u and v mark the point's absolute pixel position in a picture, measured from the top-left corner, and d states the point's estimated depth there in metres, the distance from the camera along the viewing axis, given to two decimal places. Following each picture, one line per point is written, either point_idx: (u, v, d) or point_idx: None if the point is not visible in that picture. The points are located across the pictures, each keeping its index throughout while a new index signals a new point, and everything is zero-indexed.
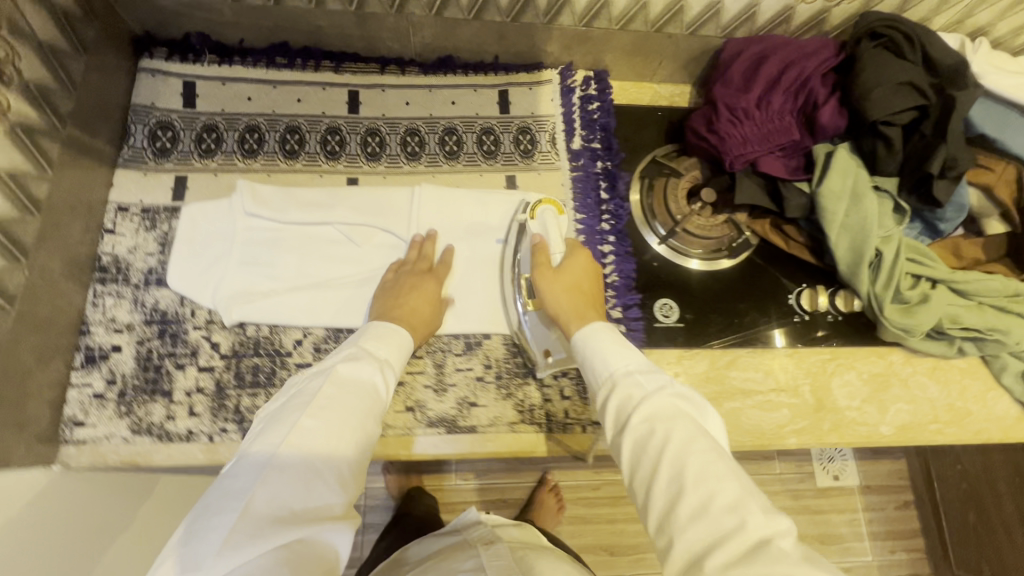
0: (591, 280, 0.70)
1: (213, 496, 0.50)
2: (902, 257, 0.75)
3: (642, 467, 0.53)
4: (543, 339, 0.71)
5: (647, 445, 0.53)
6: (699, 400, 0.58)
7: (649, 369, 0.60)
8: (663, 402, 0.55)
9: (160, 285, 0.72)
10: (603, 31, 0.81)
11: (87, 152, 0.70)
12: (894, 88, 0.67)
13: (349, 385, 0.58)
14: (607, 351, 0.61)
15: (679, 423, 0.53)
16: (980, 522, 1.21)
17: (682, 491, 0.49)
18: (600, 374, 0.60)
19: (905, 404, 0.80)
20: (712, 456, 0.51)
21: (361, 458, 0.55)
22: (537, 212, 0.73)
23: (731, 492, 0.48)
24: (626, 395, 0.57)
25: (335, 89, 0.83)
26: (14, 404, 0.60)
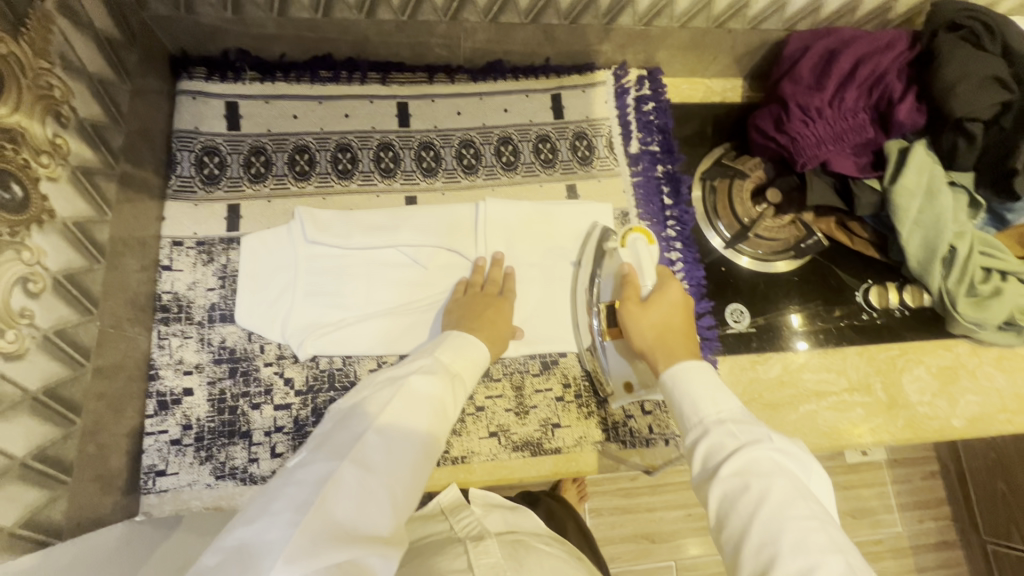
0: (681, 315, 0.64)
1: (261, 508, 0.45)
2: (976, 252, 0.74)
3: (727, 523, 0.45)
4: (623, 370, 0.69)
5: (739, 500, 0.45)
6: (801, 454, 0.48)
7: (746, 419, 0.50)
8: (758, 454, 0.46)
9: (225, 321, 0.69)
10: (662, 29, 0.78)
11: (137, 186, 0.66)
12: (980, 83, 0.65)
13: (418, 399, 0.55)
14: (700, 397, 0.53)
15: (777, 480, 0.45)
16: (1011, 490, 1.24)
17: (774, 558, 0.41)
18: (689, 420, 0.52)
19: (974, 395, 0.80)
20: (813, 522, 0.42)
21: (417, 482, 0.51)
22: (627, 241, 0.70)
23: (836, 569, 0.40)
24: (715, 444, 0.49)
25: (384, 102, 0.80)
26: (96, 459, 0.57)
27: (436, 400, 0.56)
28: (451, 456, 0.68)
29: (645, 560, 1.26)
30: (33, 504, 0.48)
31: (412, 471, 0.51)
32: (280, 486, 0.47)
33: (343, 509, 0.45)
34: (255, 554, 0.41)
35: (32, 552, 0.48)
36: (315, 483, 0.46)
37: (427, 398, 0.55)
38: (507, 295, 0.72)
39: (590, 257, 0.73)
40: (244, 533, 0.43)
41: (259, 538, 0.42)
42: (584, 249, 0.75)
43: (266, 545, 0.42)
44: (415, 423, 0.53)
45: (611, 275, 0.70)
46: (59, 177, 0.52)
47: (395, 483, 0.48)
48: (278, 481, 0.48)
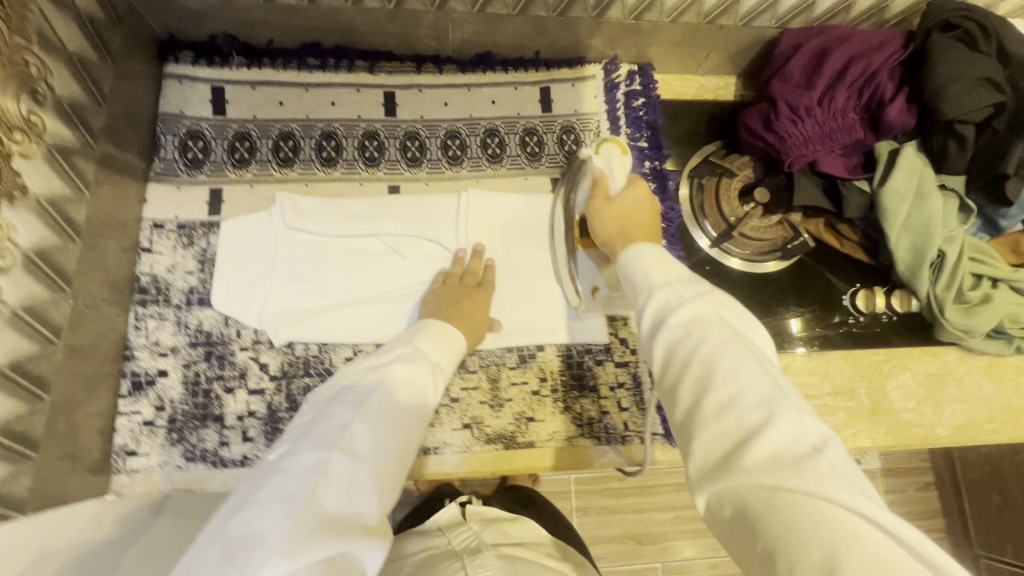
0: (646, 210, 0.61)
1: (246, 502, 0.43)
2: (965, 257, 0.73)
3: (668, 367, 0.44)
4: (590, 278, 0.68)
5: (679, 349, 0.44)
6: (744, 311, 0.47)
7: (692, 279, 0.49)
8: (703, 306, 0.45)
9: (203, 304, 0.69)
10: (652, 24, 0.77)
11: (119, 167, 0.66)
12: (972, 84, 0.64)
13: (400, 389, 0.55)
14: (650, 267, 0.51)
15: (715, 327, 0.43)
16: (1005, 505, 1.20)
17: (708, 390, 0.41)
18: (638, 288, 0.51)
19: (960, 404, 0.79)
20: (748, 356, 0.41)
21: (401, 470, 0.51)
22: (601, 149, 0.67)
23: (764, 392, 0.39)
24: (661, 302, 0.47)
25: (371, 90, 0.79)
26: (66, 437, 0.57)
27: (418, 390, 0.56)
28: (424, 447, 0.68)
29: (630, 561, 1.25)
30: None
31: (396, 460, 0.50)
32: (266, 478, 0.45)
33: (334, 500, 0.44)
34: (244, 548, 0.40)
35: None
36: (304, 474, 0.44)
37: (409, 388, 0.55)
38: (485, 286, 0.71)
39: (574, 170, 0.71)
40: (230, 526, 0.42)
41: (246, 531, 0.41)
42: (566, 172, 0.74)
43: (256, 538, 0.40)
44: (399, 413, 0.53)
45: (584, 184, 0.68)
46: (34, 154, 0.53)
47: (381, 473, 0.48)
48: (262, 474, 0.46)
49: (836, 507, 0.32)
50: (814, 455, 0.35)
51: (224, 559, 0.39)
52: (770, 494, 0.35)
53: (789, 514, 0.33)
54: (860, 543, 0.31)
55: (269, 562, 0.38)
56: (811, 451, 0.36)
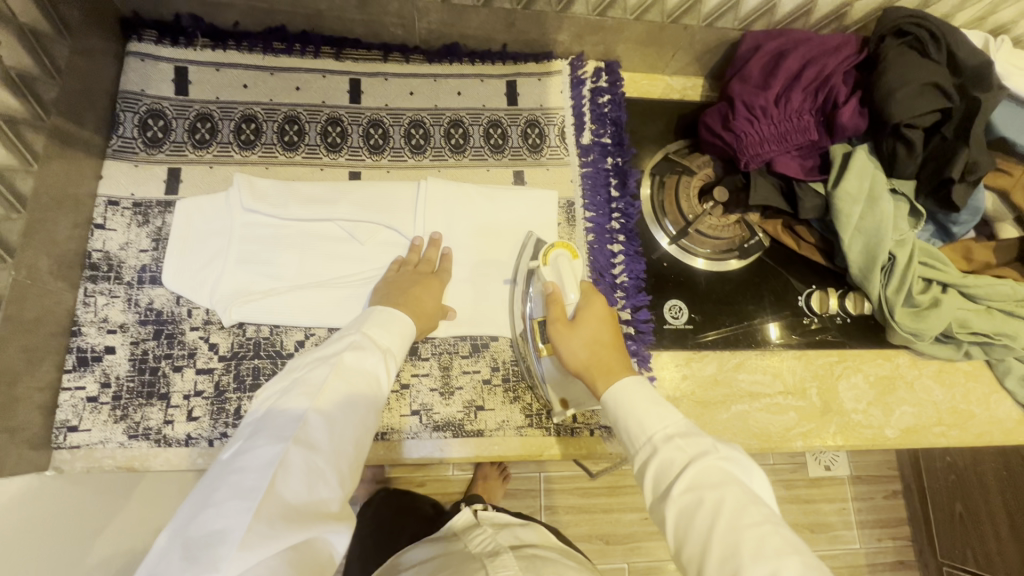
0: (610, 327, 0.64)
1: (204, 499, 0.45)
2: (916, 260, 0.74)
3: (689, 539, 0.46)
4: (556, 390, 0.68)
5: (695, 515, 0.46)
6: (744, 458, 0.50)
7: (690, 432, 0.52)
8: (707, 466, 0.48)
9: (155, 283, 0.69)
10: (617, 21, 0.78)
11: (74, 143, 0.66)
12: (919, 90, 0.65)
13: (354, 376, 0.55)
14: (642, 413, 0.54)
15: (728, 488, 0.46)
16: (967, 512, 1.22)
17: (737, 569, 0.42)
18: (637, 439, 0.53)
19: (910, 406, 0.80)
20: (768, 526, 0.43)
21: (359, 454, 0.52)
22: (549, 258, 0.68)
23: (795, 571, 0.40)
24: (665, 461, 0.50)
25: (336, 77, 0.80)
26: (4, 410, 0.57)
27: (371, 375, 0.57)
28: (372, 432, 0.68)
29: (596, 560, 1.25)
30: None
31: (353, 445, 0.52)
32: (223, 474, 0.47)
33: (294, 491, 0.46)
34: (205, 544, 0.42)
35: None
36: (260, 468, 0.46)
37: (362, 374, 0.56)
38: (440, 274, 0.72)
39: (521, 276, 0.73)
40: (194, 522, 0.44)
41: (206, 528, 0.43)
42: (517, 268, 0.74)
43: (217, 535, 0.43)
44: (353, 402, 0.53)
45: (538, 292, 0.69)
46: None
47: (340, 460, 0.50)
48: (218, 470, 0.48)
49: None
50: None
51: (193, 558, 0.41)
52: None
53: None
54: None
55: (233, 557, 0.41)
56: None
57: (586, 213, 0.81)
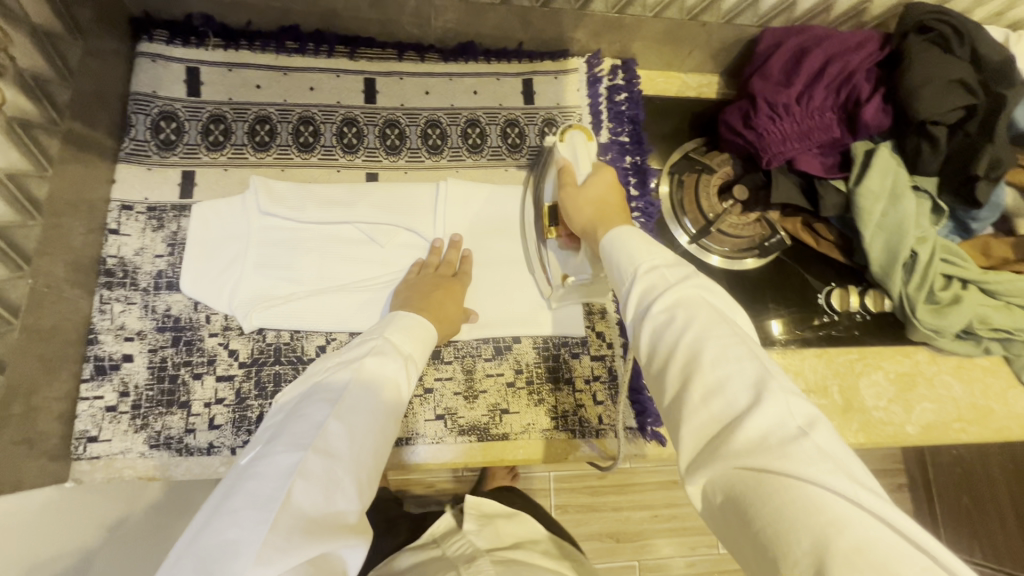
0: (618, 194, 0.61)
1: (219, 509, 0.42)
2: (937, 258, 0.74)
3: (655, 352, 0.44)
4: (561, 266, 0.68)
5: (665, 334, 0.44)
6: (728, 295, 0.47)
7: (674, 263, 0.49)
8: (686, 289, 0.45)
9: (172, 289, 0.68)
10: (636, 19, 0.77)
11: (87, 146, 0.65)
12: (944, 87, 0.65)
13: (374, 381, 0.53)
14: (631, 251, 0.51)
15: (700, 311, 0.43)
16: (974, 505, 1.23)
17: (695, 373, 0.41)
18: (625, 270, 0.50)
19: (930, 403, 0.80)
20: (732, 338, 0.41)
21: (378, 465, 0.49)
22: (566, 136, 0.67)
23: (751, 374, 0.39)
24: (647, 287, 0.47)
25: (351, 76, 0.78)
26: (24, 421, 0.55)
27: (391, 380, 0.54)
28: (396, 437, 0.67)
29: (608, 558, 1.25)
30: None
31: (373, 455, 0.49)
32: (239, 484, 0.44)
33: (311, 501, 0.42)
34: (219, 559, 0.39)
35: None
36: (278, 477, 0.43)
37: (384, 381, 0.54)
38: (461, 276, 0.71)
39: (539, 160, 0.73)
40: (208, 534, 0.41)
41: (220, 542, 0.40)
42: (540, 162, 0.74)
43: (231, 547, 0.39)
44: (375, 409, 0.51)
45: (552, 172, 0.68)
46: None
47: (360, 470, 0.47)
48: (235, 479, 0.45)
49: (824, 495, 0.33)
50: (796, 436, 0.35)
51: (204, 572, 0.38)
52: (759, 477, 0.34)
53: (775, 494, 0.33)
54: (844, 525, 0.31)
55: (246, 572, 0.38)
56: (798, 432, 0.35)
57: None
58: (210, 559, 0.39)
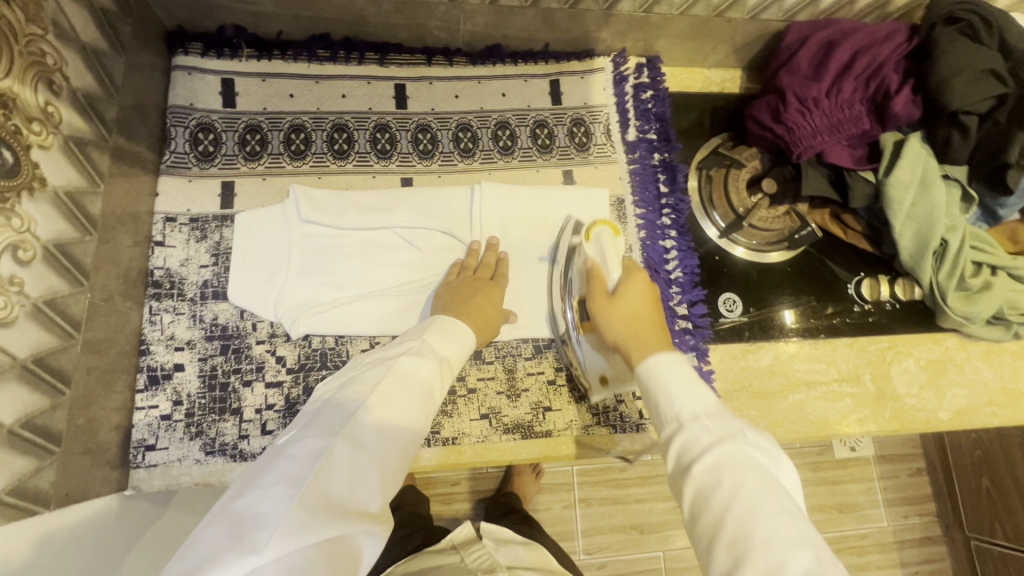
0: (650, 303, 0.63)
1: (252, 481, 0.45)
2: (967, 246, 0.74)
3: (701, 518, 0.45)
4: (596, 364, 0.69)
5: (711, 498, 0.44)
6: (772, 445, 0.49)
7: (719, 413, 0.50)
8: (732, 450, 0.46)
9: (218, 298, 0.69)
10: (662, 17, 0.77)
11: (131, 161, 0.66)
12: (976, 76, 0.65)
13: (410, 379, 0.54)
14: (676, 390, 0.52)
15: (750, 474, 0.44)
16: (995, 489, 1.22)
17: (746, 555, 0.41)
18: (665, 414, 0.51)
19: (961, 388, 0.81)
20: (783, 517, 0.42)
21: (403, 461, 0.51)
22: (592, 233, 0.69)
23: (808, 562, 0.39)
24: (689, 439, 0.48)
25: (381, 82, 0.79)
26: (85, 433, 0.57)
27: (426, 381, 0.56)
28: (441, 437, 0.68)
29: (633, 550, 1.26)
30: (20, 473, 0.48)
31: (399, 451, 0.51)
32: (272, 460, 0.46)
33: (335, 486, 0.45)
34: (250, 526, 0.41)
35: (12, 520, 0.47)
36: (307, 458, 0.45)
37: (418, 380, 0.55)
38: (498, 280, 0.71)
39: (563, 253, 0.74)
40: (239, 504, 0.43)
41: (253, 510, 0.42)
42: (558, 248, 0.75)
43: (259, 518, 0.41)
44: (406, 406, 0.53)
45: (579, 269, 0.70)
46: (51, 145, 0.52)
47: (385, 463, 0.49)
48: (269, 455, 0.47)
49: None
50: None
51: (232, 537, 0.40)
52: None
53: None
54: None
55: (271, 542, 0.40)
56: None
57: (637, 210, 0.81)
58: (241, 524, 0.41)
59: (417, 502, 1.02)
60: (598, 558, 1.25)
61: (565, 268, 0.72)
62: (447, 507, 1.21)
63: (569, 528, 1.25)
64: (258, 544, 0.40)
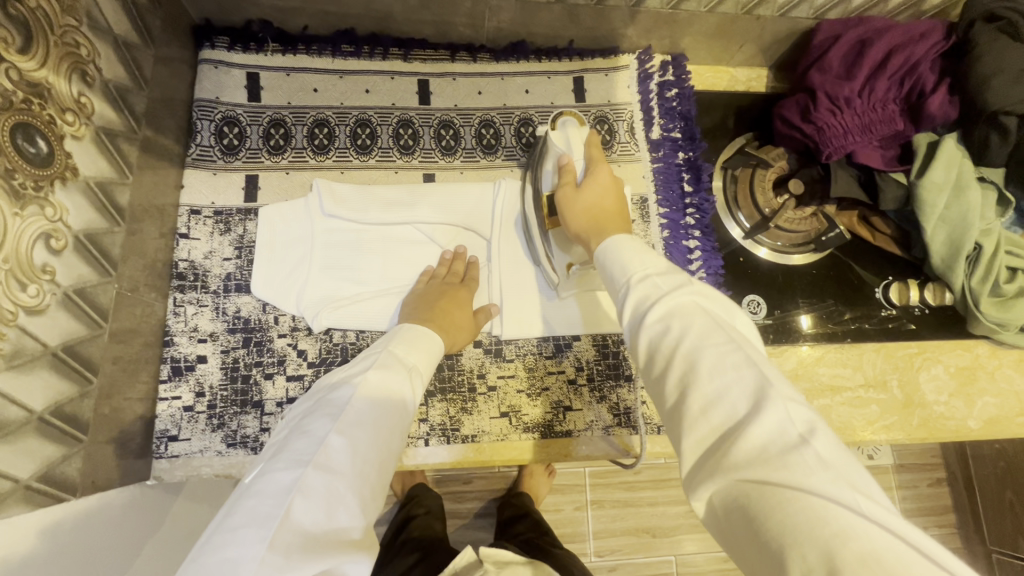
0: (614, 197, 0.62)
1: (218, 526, 0.41)
2: (1002, 250, 0.72)
3: (654, 363, 0.44)
4: (563, 254, 0.67)
5: (662, 343, 0.44)
6: (725, 297, 0.47)
7: (669, 271, 0.49)
8: (682, 301, 0.45)
9: (241, 291, 0.69)
10: (690, 14, 0.76)
11: (158, 152, 0.66)
12: (1017, 76, 0.63)
13: (379, 395, 0.52)
14: (626, 261, 0.51)
15: (697, 317, 0.43)
16: (1019, 501, 1.19)
17: (694, 384, 0.40)
18: (618, 281, 0.51)
19: (992, 397, 0.78)
20: (727, 345, 0.41)
21: (381, 482, 0.48)
22: (558, 122, 0.69)
23: (752, 380, 0.38)
24: (640, 297, 0.47)
25: (405, 78, 0.79)
26: (111, 422, 0.57)
27: (397, 395, 0.53)
28: (461, 434, 0.68)
29: (644, 554, 1.24)
30: (48, 459, 0.48)
31: (376, 472, 0.48)
32: (237, 502, 0.43)
33: (312, 519, 0.41)
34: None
35: (42, 505, 0.48)
36: (278, 494, 0.42)
37: (388, 396, 0.53)
38: (468, 283, 0.71)
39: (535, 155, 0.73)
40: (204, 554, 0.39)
41: (219, 560, 0.38)
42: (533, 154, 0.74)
43: (230, 565, 0.37)
44: (379, 424, 0.50)
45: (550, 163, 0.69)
46: (84, 136, 0.53)
47: (362, 486, 0.46)
48: (233, 497, 0.43)
49: (831, 503, 0.31)
50: (793, 442, 0.34)
51: None
52: (758, 487, 0.33)
53: (780, 508, 0.32)
54: (845, 530, 0.30)
55: None
56: (800, 441, 0.34)
57: (660, 209, 0.80)
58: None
59: (429, 501, 1.02)
60: (609, 561, 1.24)
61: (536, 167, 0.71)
62: (457, 506, 1.20)
63: (580, 530, 1.24)
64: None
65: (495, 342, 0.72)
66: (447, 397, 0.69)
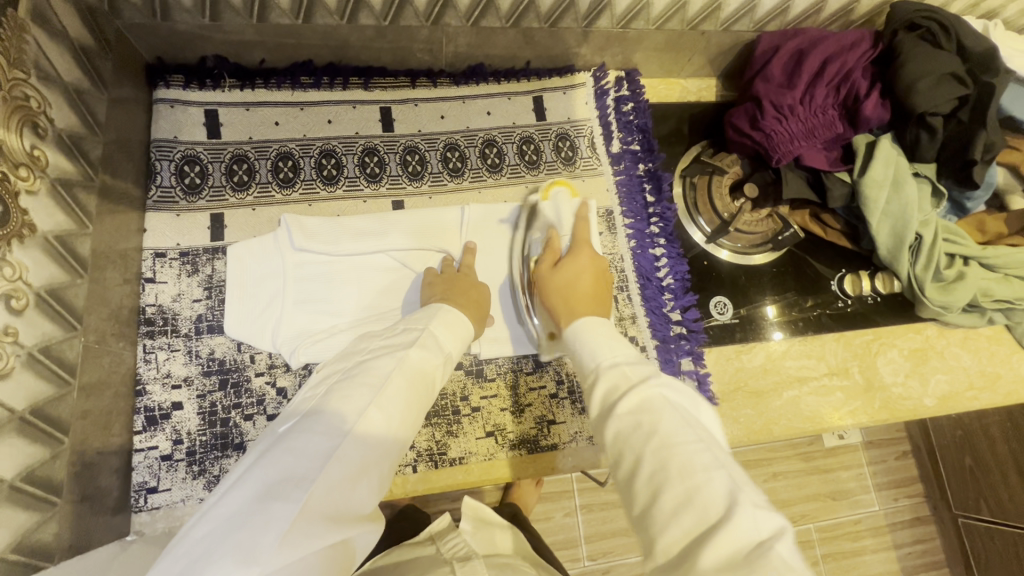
0: (589, 279, 0.64)
1: (249, 478, 0.41)
2: (940, 239, 0.78)
3: (622, 457, 0.44)
4: (543, 324, 0.70)
5: (630, 437, 0.44)
6: (690, 388, 0.48)
7: (639, 361, 0.50)
8: (648, 391, 0.45)
9: (213, 332, 0.68)
10: (640, 31, 0.79)
11: (117, 197, 0.65)
12: (938, 79, 0.69)
13: (415, 375, 0.52)
14: (597, 347, 0.53)
15: (665, 412, 0.44)
16: (977, 466, 1.25)
17: (664, 484, 0.40)
18: (588, 366, 0.52)
19: (943, 374, 0.84)
20: (699, 446, 0.41)
21: (400, 458, 0.49)
22: (551, 193, 0.73)
23: (721, 483, 0.39)
24: (610, 384, 0.48)
25: (367, 106, 0.79)
26: (84, 479, 0.55)
27: (429, 377, 0.54)
28: (448, 458, 0.69)
29: (636, 552, 1.26)
30: (21, 528, 0.47)
31: (399, 449, 0.49)
32: (270, 456, 0.43)
33: (340, 489, 0.42)
34: (248, 529, 0.38)
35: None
36: (313, 457, 0.42)
37: (422, 377, 0.53)
38: (479, 283, 0.71)
39: (522, 220, 0.76)
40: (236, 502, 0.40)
41: (250, 511, 0.39)
42: (519, 216, 0.77)
43: (260, 520, 0.38)
44: (410, 402, 0.50)
45: (540, 234, 0.74)
46: (38, 189, 0.52)
47: (385, 462, 0.46)
48: (266, 450, 0.44)
49: None
50: (766, 553, 0.34)
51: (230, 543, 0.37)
52: None
53: None
54: None
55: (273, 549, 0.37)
56: (772, 553, 0.34)
57: (625, 220, 0.83)
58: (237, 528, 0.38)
59: None
60: (602, 563, 1.25)
61: (523, 232, 0.75)
62: None
63: (572, 536, 1.25)
64: (257, 554, 0.36)
65: (476, 362, 0.72)
66: (432, 422, 0.69)
